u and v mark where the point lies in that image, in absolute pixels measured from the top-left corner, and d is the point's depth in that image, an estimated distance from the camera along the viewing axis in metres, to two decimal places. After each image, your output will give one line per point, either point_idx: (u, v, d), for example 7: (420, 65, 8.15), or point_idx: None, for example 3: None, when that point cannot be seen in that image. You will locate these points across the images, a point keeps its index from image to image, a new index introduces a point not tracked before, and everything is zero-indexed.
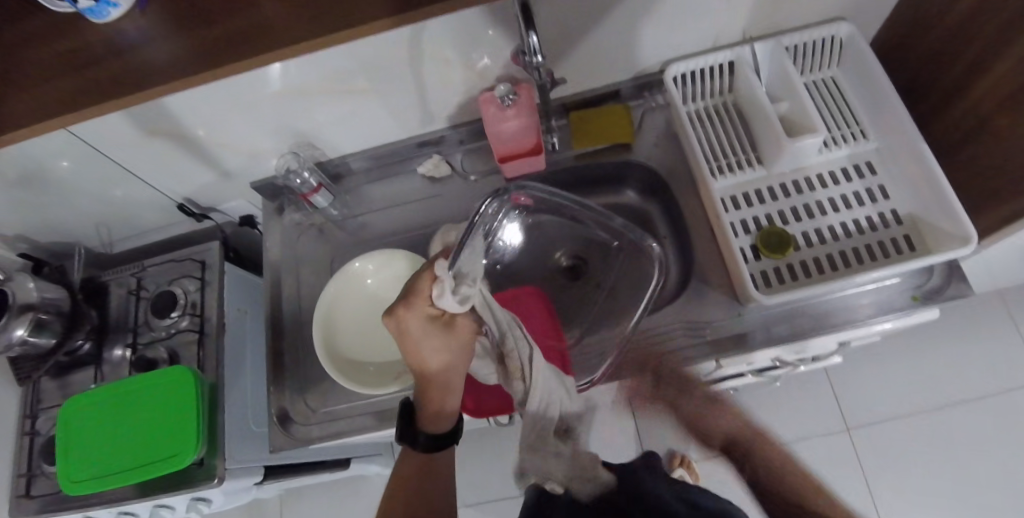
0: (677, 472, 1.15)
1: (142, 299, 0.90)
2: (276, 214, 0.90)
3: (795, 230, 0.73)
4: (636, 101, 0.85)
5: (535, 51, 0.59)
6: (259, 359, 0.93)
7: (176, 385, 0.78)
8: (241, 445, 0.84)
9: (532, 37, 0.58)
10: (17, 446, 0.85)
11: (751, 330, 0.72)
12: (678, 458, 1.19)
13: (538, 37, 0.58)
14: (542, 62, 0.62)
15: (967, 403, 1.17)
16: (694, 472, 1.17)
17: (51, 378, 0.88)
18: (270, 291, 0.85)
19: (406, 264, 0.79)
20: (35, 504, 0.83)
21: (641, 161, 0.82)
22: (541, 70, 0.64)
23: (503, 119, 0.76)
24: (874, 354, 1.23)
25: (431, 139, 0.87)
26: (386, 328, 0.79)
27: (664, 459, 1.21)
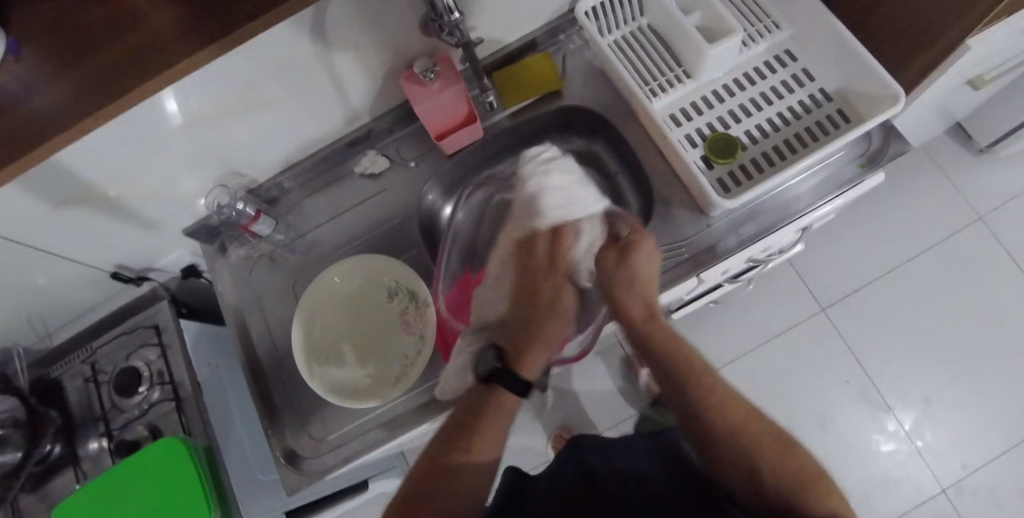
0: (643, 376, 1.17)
1: (103, 383, 0.83)
2: (220, 255, 0.84)
3: (739, 131, 0.74)
4: (554, 47, 0.84)
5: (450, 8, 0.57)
6: (247, 407, 0.89)
7: (169, 461, 0.73)
8: (255, 498, 0.80)
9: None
10: None
11: (722, 238, 0.73)
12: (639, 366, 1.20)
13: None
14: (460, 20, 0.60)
15: (920, 255, 1.24)
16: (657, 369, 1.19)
17: (29, 492, 0.81)
18: (238, 334, 0.80)
19: (374, 266, 0.77)
20: None
21: (575, 104, 0.81)
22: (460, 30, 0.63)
23: (433, 93, 0.72)
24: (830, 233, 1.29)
25: (360, 136, 0.83)
26: (371, 338, 0.77)
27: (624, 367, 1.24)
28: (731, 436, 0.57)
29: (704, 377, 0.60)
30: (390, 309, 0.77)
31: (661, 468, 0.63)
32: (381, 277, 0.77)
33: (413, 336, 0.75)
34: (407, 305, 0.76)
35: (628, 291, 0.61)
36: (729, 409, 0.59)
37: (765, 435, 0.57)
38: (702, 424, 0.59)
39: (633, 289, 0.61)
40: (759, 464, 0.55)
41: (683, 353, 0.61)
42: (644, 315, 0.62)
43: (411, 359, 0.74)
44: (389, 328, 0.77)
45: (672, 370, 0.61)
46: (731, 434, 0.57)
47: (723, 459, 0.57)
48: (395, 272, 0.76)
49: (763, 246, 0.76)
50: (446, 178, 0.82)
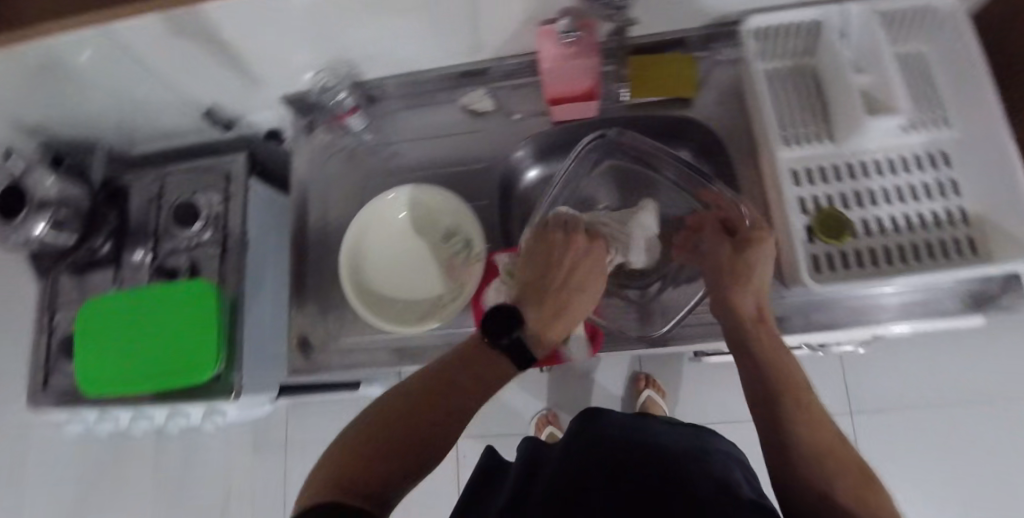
0: (644, 392, 1.10)
1: (163, 205, 0.87)
2: (306, 133, 0.85)
3: (855, 216, 0.69)
4: (703, 54, 0.78)
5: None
6: (281, 279, 0.92)
7: (197, 300, 0.78)
8: (256, 365, 0.84)
9: None
10: (35, 341, 0.85)
11: (789, 312, 0.70)
12: (643, 380, 1.13)
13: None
14: None
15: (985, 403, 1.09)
16: (661, 390, 1.13)
17: (70, 275, 0.87)
18: (296, 213, 0.82)
19: (442, 202, 0.77)
20: (50, 399, 0.84)
21: (701, 121, 0.77)
22: None
23: (564, 58, 0.70)
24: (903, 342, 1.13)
25: (477, 70, 0.80)
26: (414, 267, 0.78)
27: (628, 380, 1.16)
28: (812, 443, 0.50)
29: (795, 387, 0.55)
30: (441, 248, 0.77)
31: (686, 458, 0.57)
32: (441, 217, 0.77)
33: (454, 282, 0.75)
34: (459, 250, 0.76)
35: (744, 281, 0.62)
36: (817, 426, 0.52)
37: (846, 461, 0.49)
38: (787, 418, 0.52)
39: (751, 284, 0.61)
40: (835, 471, 0.48)
41: (781, 358, 0.58)
42: (754, 317, 0.61)
43: (444, 301, 0.75)
44: (434, 264, 0.78)
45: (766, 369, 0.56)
46: (812, 438, 0.51)
47: (797, 463, 0.49)
48: (458, 214, 0.76)
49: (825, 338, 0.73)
50: (543, 140, 0.80)
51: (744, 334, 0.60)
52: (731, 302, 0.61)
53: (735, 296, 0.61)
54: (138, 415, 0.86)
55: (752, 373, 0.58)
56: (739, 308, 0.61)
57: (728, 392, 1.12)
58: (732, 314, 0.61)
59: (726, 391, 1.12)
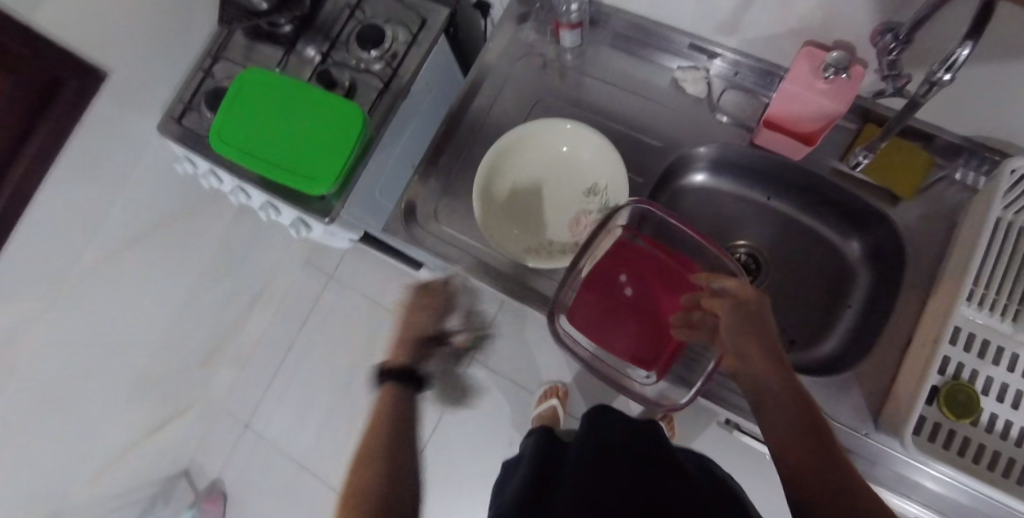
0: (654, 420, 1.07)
1: (354, 18, 0.87)
2: (514, 22, 0.81)
3: (988, 405, 0.63)
4: (943, 163, 0.70)
5: (951, 66, 0.47)
6: (414, 140, 0.92)
7: (343, 122, 0.78)
8: (359, 203, 0.86)
9: (964, 49, 0.45)
10: (191, 75, 0.90)
11: (861, 451, 0.66)
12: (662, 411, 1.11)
13: (971, 53, 0.45)
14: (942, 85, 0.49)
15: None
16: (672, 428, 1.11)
17: (245, 35, 0.90)
18: (465, 93, 0.80)
19: (606, 159, 0.74)
20: (178, 129, 0.89)
21: (895, 225, 0.70)
22: (932, 89, 0.51)
23: (810, 91, 0.62)
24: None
25: (710, 50, 0.74)
26: (544, 200, 0.77)
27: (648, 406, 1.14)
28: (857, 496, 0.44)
29: (828, 444, 0.49)
30: (579, 200, 0.76)
31: None
32: (596, 168, 0.75)
33: (572, 236, 0.76)
34: (593, 210, 0.75)
35: (752, 335, 0.56)
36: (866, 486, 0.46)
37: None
38: (825, 471, 0.47)
39: (763, 337, 0.56)
40: None
41: (807, 406, 0.52)
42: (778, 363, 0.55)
43: (553, 248, 0.76)
44: (563, 210, 0.77)
45: (788, 416, 0.52)
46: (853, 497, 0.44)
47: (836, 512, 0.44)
48: (614, 178, 0.73)
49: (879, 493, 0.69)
50: (727, 156, 0.76)
51: (760, 382, 0.55)
52: (739, 351, 0.57)
53: (739, 347, 0.57)
54: (239, 187, 0.90)
55: (776, 421, 0.53)
56: (754, 356, 0.56)
57: (728, 466, 1.10)
58: (742, 362, 0.57)
59: (726, 463, 1.11)
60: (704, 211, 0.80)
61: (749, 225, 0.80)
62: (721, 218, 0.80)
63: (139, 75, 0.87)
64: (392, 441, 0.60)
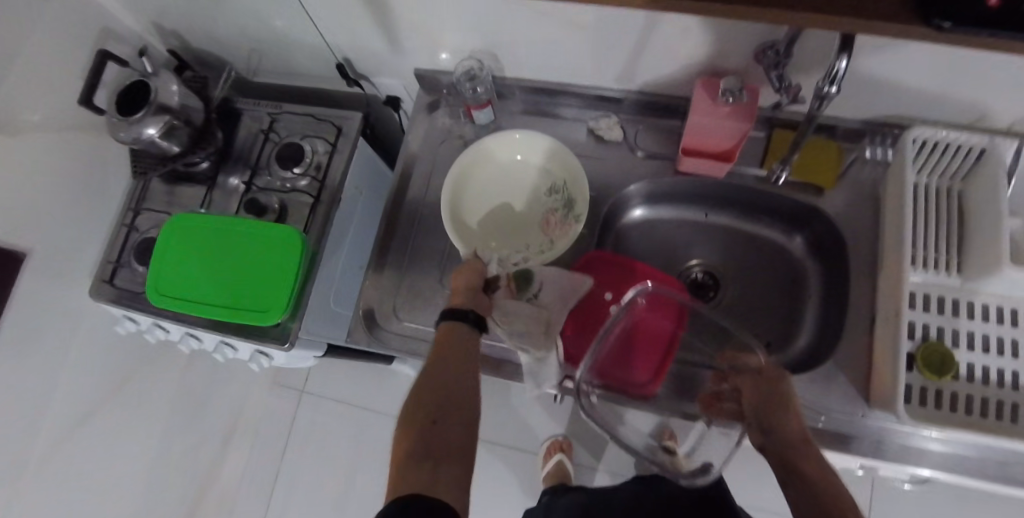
0: None
1: (270, 141, 0.87)
2: (427, 110, 0.83)
3: (962, 357, 0.66)
4: (849, 146, 0.76)
5: (834, 79, 0.50)
6: (357, 241, 0.91)
7: (280, 246, 0.77)
8: (316, 318, 0.84)
9: (841, 61, 0.49)
10: (114, 233, 0.87)
11: (862, 434, 0.67)
12: None
13: (847, 64, 0.49)
14: (832, 95, 0.53)
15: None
16: None
17: (163, 181, 0.89)
18: (396, 186, 0.81)
19: (558, 157, 0.75)
20: (112, 292, 0.85)
21: (827, 213, 0.74)
22: (822, 102, 0.55)
23: (716, 116, 0.66)
24: (948, 494, 1.02)
25: (615, 96, 0.78)
26: (511, 209, 0.77)
27: None
28: None
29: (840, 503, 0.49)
30: (543, 202, 0.76)
31: None
32: (551, 168, 0.76)
33: (545, 236, 0.75)
34: (558, 207, 0.74)
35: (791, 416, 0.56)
36: None
37: None
38: None
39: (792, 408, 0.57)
40: None
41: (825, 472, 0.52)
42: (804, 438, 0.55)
43: (530, 251, 0.74)
44: (531, 213, 0.76)
45: (817, 481, 0.51)
46: None
47: None
48: (570, 172, 0.74)
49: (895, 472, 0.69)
50: (659, 187, 0.78)
51: (787, 456, 0.54)
52: (772, 428, 0.57)
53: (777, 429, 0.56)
54: (188, 334, 0.86)
55: (801, 491, 0.51)
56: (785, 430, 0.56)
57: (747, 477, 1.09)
58: (773, 440, 0.56)
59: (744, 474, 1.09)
60: (652, 243, 0.82)
61: (697, 244, 0.82)
62: (670, 243, 0.82)
63: (59, 250, 0.83)
64: (453, 375, 0.54)
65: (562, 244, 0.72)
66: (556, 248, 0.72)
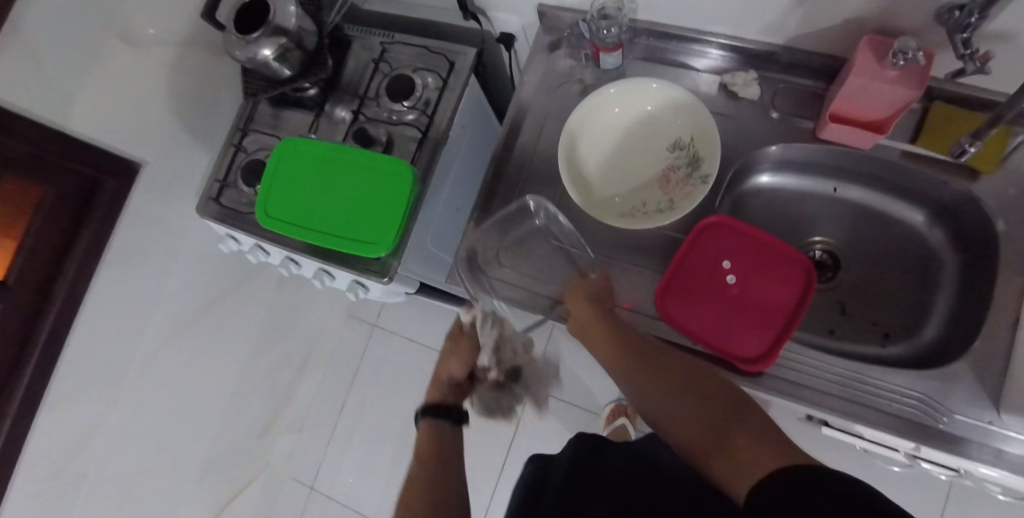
0: None
1: (378, 71, 0.85)
2: (545, 51, 0.79)
3: None
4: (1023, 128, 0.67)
5: None
6: (457, 184, 0.90)
7: (389, 181, 0.76)
8: (415, 257, 0.83)
9: None
10: (222, 152, 0.89)
11: (986, 442, 0.62)
12: None
13: None
14: None
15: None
16: None
17: (270, 105, 0.88)
18: (507, 129, 0.78)
19: (687, 115, 0.71)
20: (217, 210, 0.87)
21: (983, 200, 0.66)
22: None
23: (877, 79, 0.60)
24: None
25: (755, 51, 0.71)
26: (631, 164, 0.74)
27: None
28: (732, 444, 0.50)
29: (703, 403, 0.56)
30: (664, 160, 0.73)
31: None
32: (677, 125, 0.72)
33: (664, 195, 0.72)
34: (681, 166, 0.71)
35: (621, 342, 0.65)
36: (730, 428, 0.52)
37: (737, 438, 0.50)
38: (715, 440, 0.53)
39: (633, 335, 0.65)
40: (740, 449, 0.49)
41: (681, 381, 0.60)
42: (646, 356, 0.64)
43: (647, 209, 0.72)
44: (650, 171, 0.74)
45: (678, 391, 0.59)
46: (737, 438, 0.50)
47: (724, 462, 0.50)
48: (700, 132, 0.70)
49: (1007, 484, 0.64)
50: (791, 155, 0.72)
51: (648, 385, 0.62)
52: (628, 357, 0.64)
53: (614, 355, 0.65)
54: (288, 258, 0.87)
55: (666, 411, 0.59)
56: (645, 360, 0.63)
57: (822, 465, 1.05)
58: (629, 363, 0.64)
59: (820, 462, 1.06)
60: (773, 212, 0.77)
61: (821, 220, 0.77)
62: (789, 216, 0.77)
63: (174, 164, 0.85)
64: (427, 474, 0.69)
65: (684, 203, 0.69)
66: (679, 206, 0.69)
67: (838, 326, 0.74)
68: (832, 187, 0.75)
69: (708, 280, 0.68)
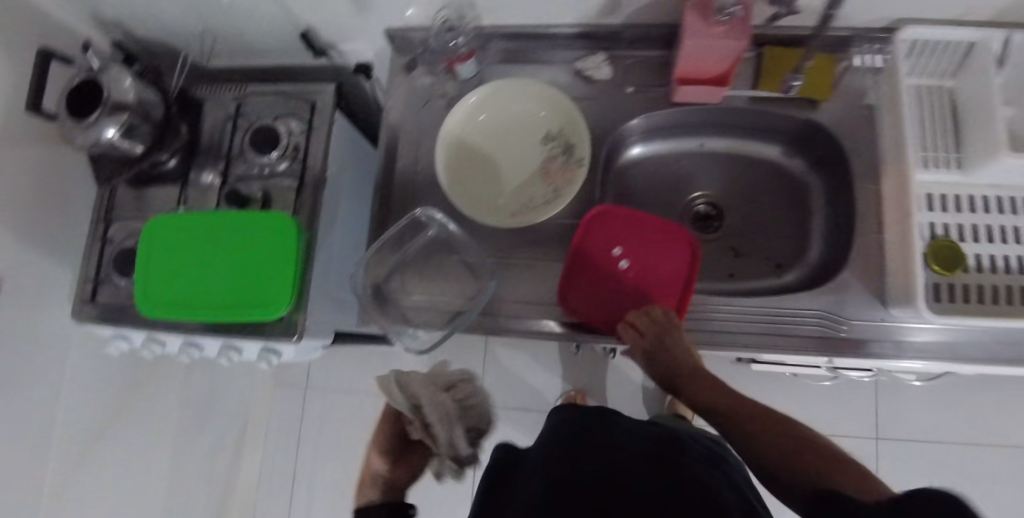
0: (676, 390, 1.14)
1: (238, 127, 0.82)
2: (404, 73, 0.79)
3: (970, 250, 0.68)
4: (840, 55, 0.74)
5: None
6: (350, 223, 0.88)
7: (274, 237, 0.73)
8: (321, 306, 0.80)
9: None
10: (86, 248, 0.81)
11: (880, 338, 0.68)
12: None
13: None
14: None
15: (1016, 448, 1.03)
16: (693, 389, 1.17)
17: (130, 186, 0.82)
18: (384, 157, 0.77)
19: (550, 106, 0.73)
20: (96, 311, 0.79)
21: (827, 125, 0.73)
22: None
23: (710, 37, 0.64)
24: (955, 382, 1.06)
25: (599, 33, 0.75)
26: (512, 165, 0.75)
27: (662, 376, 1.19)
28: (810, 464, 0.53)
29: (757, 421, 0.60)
30: (541, 152, 0.74)
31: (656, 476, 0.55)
32: (545, 117, 0.74)
33: (548, 187, 0.73)
34: (558, 155, 0.73)
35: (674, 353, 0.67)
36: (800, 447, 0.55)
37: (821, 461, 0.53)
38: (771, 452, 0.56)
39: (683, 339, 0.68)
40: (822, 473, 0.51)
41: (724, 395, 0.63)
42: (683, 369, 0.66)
43: (536, 204, 0.73)
44: (530, 167, 0.75)
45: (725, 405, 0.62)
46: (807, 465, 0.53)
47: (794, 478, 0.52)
48: (567, 118, 0.72)
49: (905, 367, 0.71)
50: (655, 122, 0.76)
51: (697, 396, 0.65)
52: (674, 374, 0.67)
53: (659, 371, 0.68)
54: (187, 343, 0.82)
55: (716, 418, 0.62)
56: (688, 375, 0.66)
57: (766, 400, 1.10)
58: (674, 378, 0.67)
59: (766, 399, 1.10)
60: (653, 179, 0.81)
61: (698, 175, 0.82)
62: (669, 179, 0.81)
63: (31, 274, 0.77)
64: None
65: (568, 192, 0.71)
66: (562, 195, 0.70)
67: (736, 269, 0.79)
68: (699, 142, 0.80)
69: (604, 271, 0.71)
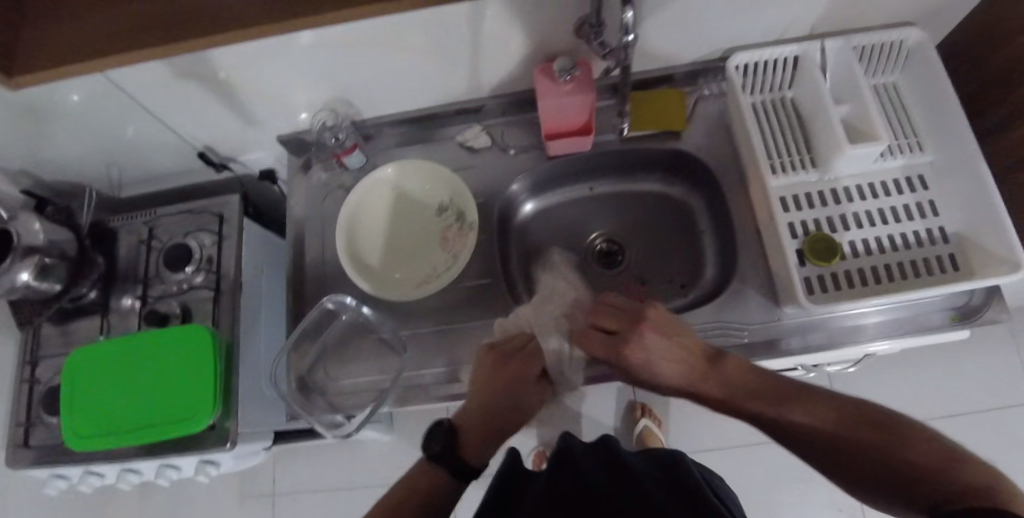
0: (641, 421, 1.15)
1: (153, 249, 0.85)
2: (302, 171, 0.84)
3: (844, 238, 0.72)
4: (690, 88, 0.82)
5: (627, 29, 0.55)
6: (274, 321, 0.90)
7: (192, 350, 0.75)
8: (253, 408, 0.81)
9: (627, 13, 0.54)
10: (15, 394, 0.82)
11: (783, 335, 0.71)
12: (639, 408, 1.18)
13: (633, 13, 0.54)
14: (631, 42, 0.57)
15: (971, 412, 1.04)
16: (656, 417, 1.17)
17: (53, 324, 0.84)
18: (293, 252, 0.81)
19: (436, 181, 0.78)
20: (31, 454, 0.79)
21: (692, 151, 0.79)
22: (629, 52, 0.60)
23: (559, 94, 0.71)
24: (897, 362, 1.09)
25: (472, 106, 0.81)
26: (411, 240, 0.79)
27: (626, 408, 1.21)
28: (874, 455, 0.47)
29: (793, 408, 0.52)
30: (436, 223, 0.79)
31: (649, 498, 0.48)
32: (434, 191, 0.79)
33: (446, 253, 0.77)
34: (452, 223, 0.78)
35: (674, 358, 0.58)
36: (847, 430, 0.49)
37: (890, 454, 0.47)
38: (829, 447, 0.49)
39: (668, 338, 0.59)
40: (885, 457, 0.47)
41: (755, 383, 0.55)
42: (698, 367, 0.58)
43: (439, 272, 0.77)
44: (429, 238, 0.79)
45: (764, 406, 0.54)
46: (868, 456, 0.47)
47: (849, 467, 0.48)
48: (453, 189, 0.77)
49: (816, 359, 0.74)
50: (538, 177, 0.82)
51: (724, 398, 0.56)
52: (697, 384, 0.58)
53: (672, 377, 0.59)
54: (126, 470, 0.81)
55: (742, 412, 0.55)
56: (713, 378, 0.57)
57: None
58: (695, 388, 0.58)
59: None
60: (552, 227, 0.86)
61: (592, 216, 0.87)
62: (568, 224, 0.86)
63: None
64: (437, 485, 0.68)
65: (463, 255, 0.75)
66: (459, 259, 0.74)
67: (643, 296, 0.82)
68: (585, 186, 0.86)
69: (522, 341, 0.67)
